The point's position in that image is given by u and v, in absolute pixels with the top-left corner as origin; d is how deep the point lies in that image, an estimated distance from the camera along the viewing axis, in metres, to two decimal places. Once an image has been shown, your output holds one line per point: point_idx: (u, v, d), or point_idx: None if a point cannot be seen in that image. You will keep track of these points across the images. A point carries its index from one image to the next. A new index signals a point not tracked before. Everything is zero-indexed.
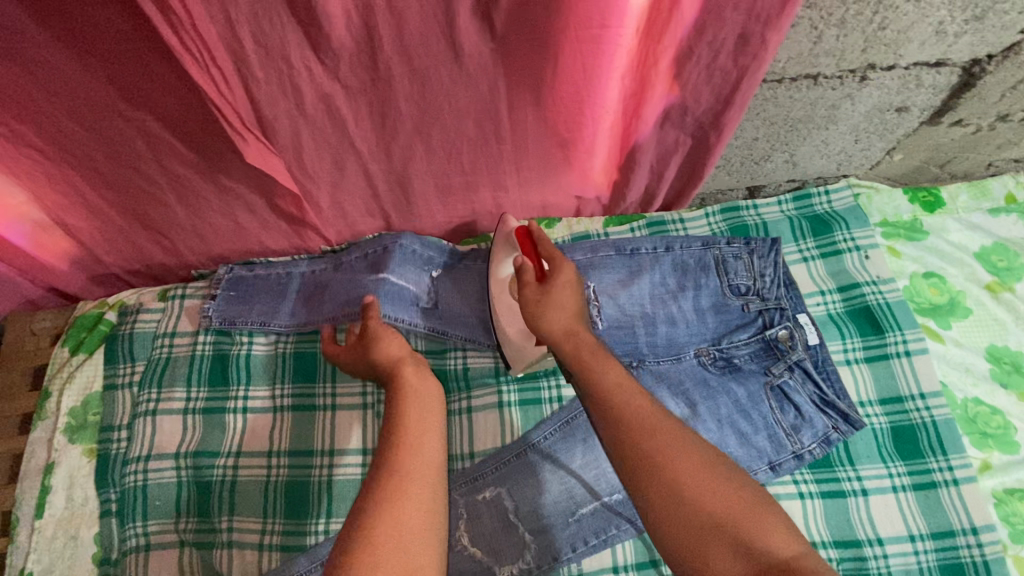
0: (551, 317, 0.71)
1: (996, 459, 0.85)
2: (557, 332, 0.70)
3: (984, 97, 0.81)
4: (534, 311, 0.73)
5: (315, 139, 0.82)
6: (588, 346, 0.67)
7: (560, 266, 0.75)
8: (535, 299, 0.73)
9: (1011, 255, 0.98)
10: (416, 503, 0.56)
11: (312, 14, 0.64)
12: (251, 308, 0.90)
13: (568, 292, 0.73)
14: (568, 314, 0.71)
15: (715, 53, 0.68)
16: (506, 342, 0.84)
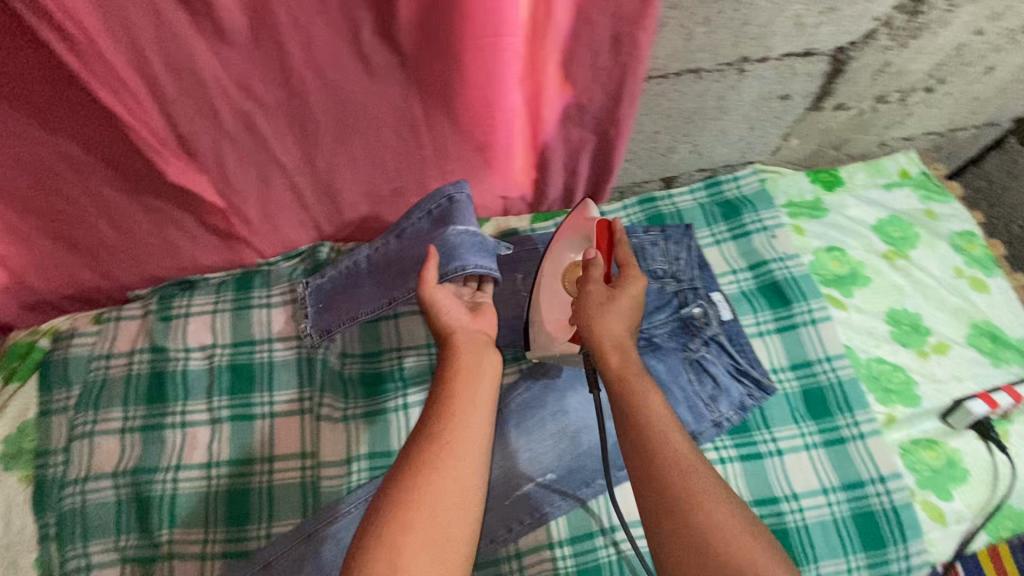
0: (609, 320, 0.72)
1: (901, 412, 0.91)
2: (607, 340, 0.70)
3: (856, 81, 0.89)
4: (595, 310, 0.73)
5: (238, 155, 0.84)
6: (633, 366, 0.68)
7: (631, 275, 0.76)
8: (598, 298, 0.74)
9: (904, 225, 1.06)
10: (448, 479, 0.56)
11: (219, 35, 0.69)
12: (341, 307, 0.91)
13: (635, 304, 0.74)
14: (624, 324, 0.72)
15: (595, 53, 0.74)
16: (539, 326, 0.84)
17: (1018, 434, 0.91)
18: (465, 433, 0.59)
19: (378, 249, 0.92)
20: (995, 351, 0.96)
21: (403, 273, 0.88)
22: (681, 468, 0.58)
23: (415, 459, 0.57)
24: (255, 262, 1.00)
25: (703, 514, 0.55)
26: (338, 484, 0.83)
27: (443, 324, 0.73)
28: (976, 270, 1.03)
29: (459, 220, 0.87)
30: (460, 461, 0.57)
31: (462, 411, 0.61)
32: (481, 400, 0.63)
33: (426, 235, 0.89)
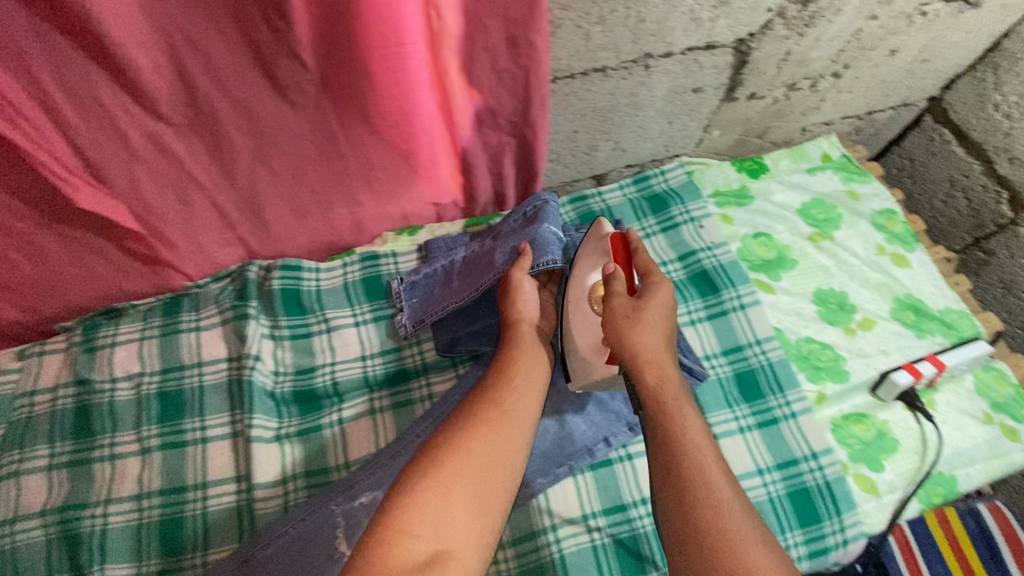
0: (644, 337, 0.73)
1: (831, 389, 0.93)
2: (643, 354, 0.72)
3: (763, 70, 0.92)
4: (627, 326, 0.74)
5: (153, 178, 0.82)
6: (671, 388, 0.70)
7: (657, 286, 0.78)
8: (625, 314, 0.75)
9: (828, 207, 1.09)
10: (496, 444, 0.66)
11: (113, 61, 0.67)
12: (434, 300, 0.94)
13: (659, 316, 0.75)
14: (655, 338, 0.73)
15: (495, 56, 0.75)
16: (574, 354, 0.82)
17: (944, 401, 0.94)
18: (508, 415, 0.70)
19: (475, 247, 0.96)
20: (918, 323, 0.99)
21: (490, 265, 0.91)
22: (713, 504, 0.59)
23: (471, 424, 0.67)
24: (184, 285, 0.98)
25: (728, 535, 0.56)
26: (274, 504, 0.81)
27: (512, 312, 0.83)
28: (897, 246, 1.06)
29: (547, 220, 0.90)
30: (504, 434, 0.67)
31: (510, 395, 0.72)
32: (519, 391, 0.73)
33: (516, 233, 0.92)
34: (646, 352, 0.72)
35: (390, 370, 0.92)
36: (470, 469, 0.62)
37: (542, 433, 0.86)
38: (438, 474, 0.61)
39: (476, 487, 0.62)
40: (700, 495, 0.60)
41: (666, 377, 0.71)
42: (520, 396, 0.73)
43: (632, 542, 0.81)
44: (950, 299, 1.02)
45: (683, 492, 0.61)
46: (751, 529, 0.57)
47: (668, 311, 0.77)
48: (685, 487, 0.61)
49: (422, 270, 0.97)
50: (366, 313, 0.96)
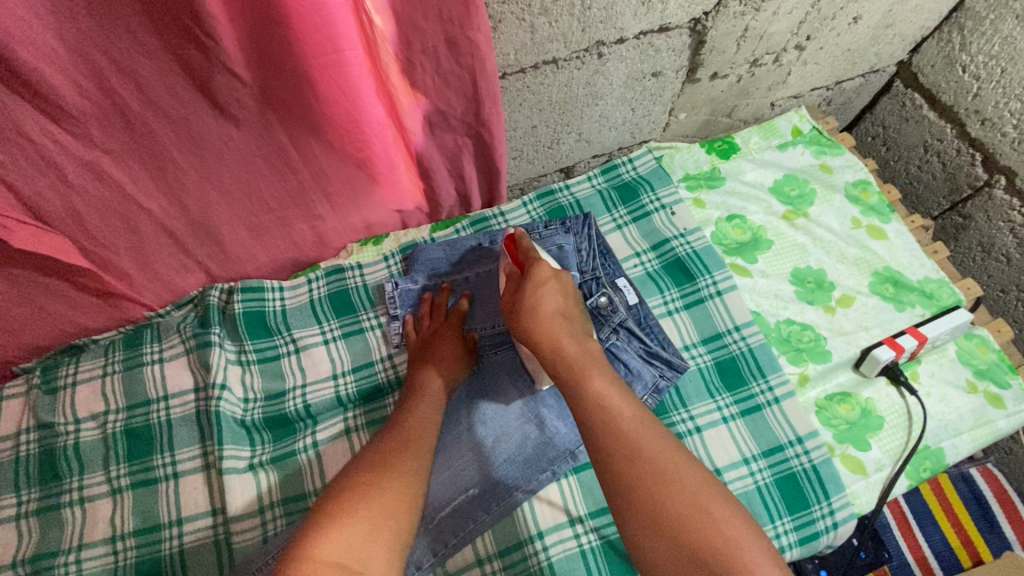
0: (530, 315, 0.72)
1: (813, 370, 0.91)
2: (540, 339, 0.70)
3: (723, 49, 0.89)
4: (514, 310, 0.74)
5: (97, 209, 0.76)
6: (581, 355, 0.68)
7: (538, 262, 0.77)
8: (511, 308, 0.75)
9: (801, 182, 1.07)
10: (406, 463, 0.65)
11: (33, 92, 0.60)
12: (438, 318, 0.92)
13: (542, 293, 0.74)
14: (543, 317, 0.71)
15: (435, 58, 0.71)
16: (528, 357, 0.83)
17: (927, 372, 0.93)
18: (416, 441, 0.69)
19: (483, 266, 0.94)
20: (897, 295, 0.98)
21: None
22: (721, 543, 0.53)
23: (382, 449, 0.67)
24: (145, 316, 0.95)
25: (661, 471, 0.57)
26: (252, 536, 0.79)
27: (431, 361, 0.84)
28: (873, 218, 1.04)
29: (558, 239, 0.93)
30: (413, 454, 0.67)
31: (417, 423, 0.73)
32: (421, 419, 0.74)
33: None
34: (538, 329, 0.71)
35: (363, 387, 0.89)
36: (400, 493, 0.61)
37: (521, 439, 0.84)
38: (370, 496, 0.59)
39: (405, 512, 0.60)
40: (695, 527, 0.54)
41: (563, 345, 0.69)
42: (433, 433, 0.73)
43: (620, 544, 0.80)
44: (929, 269, 1.00)
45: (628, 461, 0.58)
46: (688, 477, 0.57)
47: (553, 285, 0.75)
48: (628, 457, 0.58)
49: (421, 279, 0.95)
50: (334, 330, 0.94)
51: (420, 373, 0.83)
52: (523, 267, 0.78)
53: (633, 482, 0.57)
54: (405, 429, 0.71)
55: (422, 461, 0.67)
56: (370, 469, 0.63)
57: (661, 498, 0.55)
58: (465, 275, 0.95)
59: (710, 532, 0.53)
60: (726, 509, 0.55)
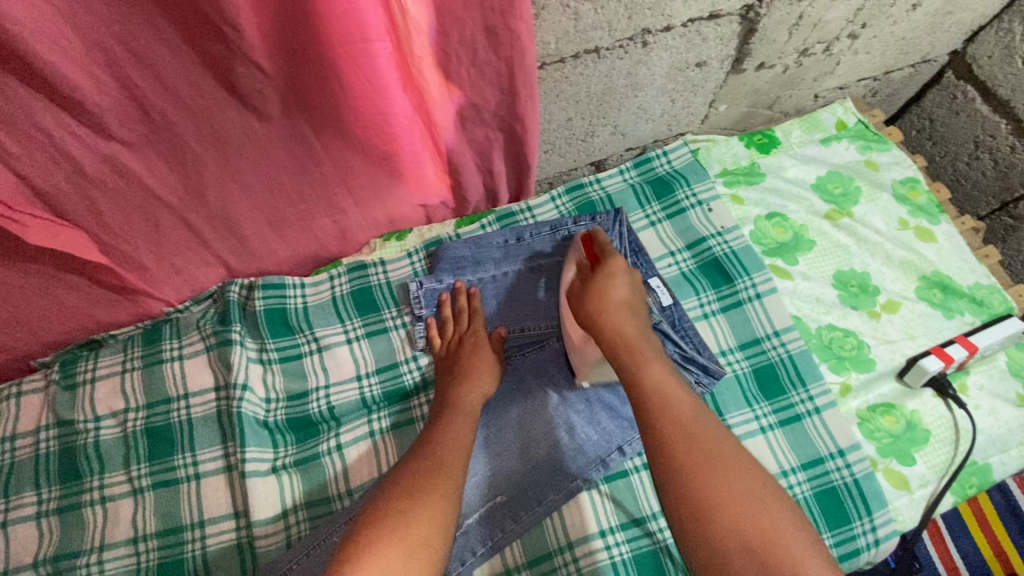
0: (595, 301, 0.73)
1: (855, 379, 0.88)
2: (605, 324, 0.71)
3: (773, 37, 0.84)
4: (580, 297, 0.75)
5: (115, 203, 0.73)
6: (643, 346, 0.68)
7: (613, 257, 0.78)
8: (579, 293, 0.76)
9: (845, 180, 1.01)
10: (439, 485, 0.63)
11: (48, 83, 0.56)
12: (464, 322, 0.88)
13: (611, 284, 0.75)
14: (613, 305, 0.72)
15: (472, 49, 0.67)
16: (571, 347, 0.81)
17: (976, 385, 0.89)
18: (451, 461, 0.67)
19: (510, 264, 0.91)
20: (946, 302, 0.93)
21: (538, 287, 0.89)
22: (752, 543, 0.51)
23: (415, 470, 0.65)
24: (164, 311, 0.92)
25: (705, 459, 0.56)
26: (276, 541, 0.77)
27: (459, 373, 0.81)
28: (921, 219, 0.99)
29: None
30: (446, 475, 0.65)
31: (451, 439, 0.70)
32: (455, 434, 0.71)
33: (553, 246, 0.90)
34: (602, 314, 0.72)
35: (388, 389, 0.87)
36: (433, 516, 0.60)
37: (551, 446, 0.80)
38: (404, 521, 0.58)
39: (438, 538, 0.59)
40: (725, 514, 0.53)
41: (625, 331, 0.69)
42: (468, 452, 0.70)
43: (652, 558, 0.77)
44: (979, 274, 0.96)
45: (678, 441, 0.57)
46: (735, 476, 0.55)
47: (626, 280, 0.76)
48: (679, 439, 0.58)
49: (446, 276, 0.91)
50: (358, 329, 0.91)
51: (450, 390, 0.79)
52: (597, 259, 0.79)
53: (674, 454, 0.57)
54: (438, 446, 0.69)
55: (458, 482, 0.65)
56: (404, 491, 0.62)
57: (700, 482, 0.55)
58: (491, 274, 0.91)
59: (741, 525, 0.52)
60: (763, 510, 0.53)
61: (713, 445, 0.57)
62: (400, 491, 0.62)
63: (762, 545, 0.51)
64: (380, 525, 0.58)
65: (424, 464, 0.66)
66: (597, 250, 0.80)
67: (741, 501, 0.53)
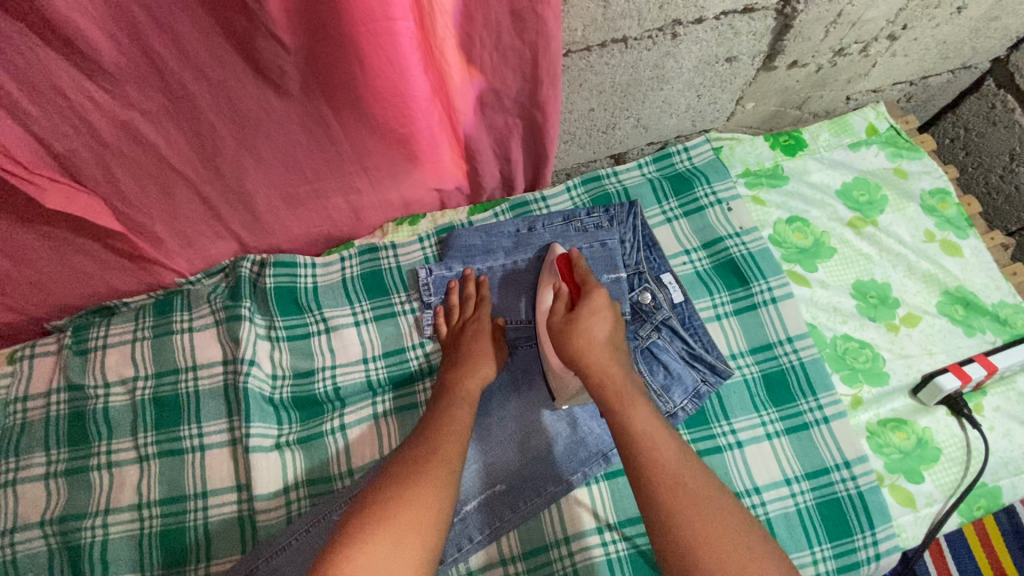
0: (578, 341, 0.72)
1: (867, 393, 0.86)
2: (589, 364, 0.69)
3: (809, 35, 0.81)
4: (560, 334, 0.74)
5: (132, 171, 0.73)
6: (621, 389, 0.67)
7: (594, 291, 0.76)
8: (561, 329, 0.74)
9: (872, 187, 0.98)
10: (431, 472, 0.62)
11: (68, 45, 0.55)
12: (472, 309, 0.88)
13: (595, 321, 0.74)
14: (599, 345, 0.71)
15: (497, 33, 0.65)
16: (549, 372, 0.79)
17: (992, 406, 0.86)
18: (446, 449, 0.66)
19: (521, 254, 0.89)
20: (967, 319, 0.91)
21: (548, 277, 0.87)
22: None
23: (409, 456, 0.65)
24: (176, 283, 0.93)
25: (690, 508, 0.57)
26: (277, 515, 0.78)
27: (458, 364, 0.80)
28: (949, 232, 0.96)
29: (607, 236, 0.87)
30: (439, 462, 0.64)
31: (448, 427, 0.70)
32: (452, 422, 0.71)
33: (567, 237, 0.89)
34: (588, 356, 0.70)
35: (393, 374, 0.87)
36: (424, 501, 0.59)
37: (552, 437, 0.80)
38: (395, 506, 0.58)
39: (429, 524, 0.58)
40: (710, 557, 0.54)
41: (608, 376, 0.68)
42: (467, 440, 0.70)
43: (648, 557, 0.77)
44: (1005, 292, 0.93)
45: (659, 494, 0.58)
46: (718, 519, 0.56)
47: (610, 315, 0.75)
48: (660, 490, 0.58)
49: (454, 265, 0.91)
50: (366, 312, 0.91)
51: (452, 377, 0.79)
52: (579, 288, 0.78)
53: (659, 502, 0.58)
54: (438, 432, 0.68)
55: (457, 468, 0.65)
56: (397, 476, 0.62)
57: (686, 526, 0.56)
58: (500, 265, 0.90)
59: (727, 569, 0.53)
60: (746, 551, 0.55)
61: (704, 499, 0.58)
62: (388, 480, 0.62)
63: None
64: (365, 514, 0.57)
65: (415, 450, 0.66)
66: (576, 278, 0.79)
67: (735, 560, 0.54)
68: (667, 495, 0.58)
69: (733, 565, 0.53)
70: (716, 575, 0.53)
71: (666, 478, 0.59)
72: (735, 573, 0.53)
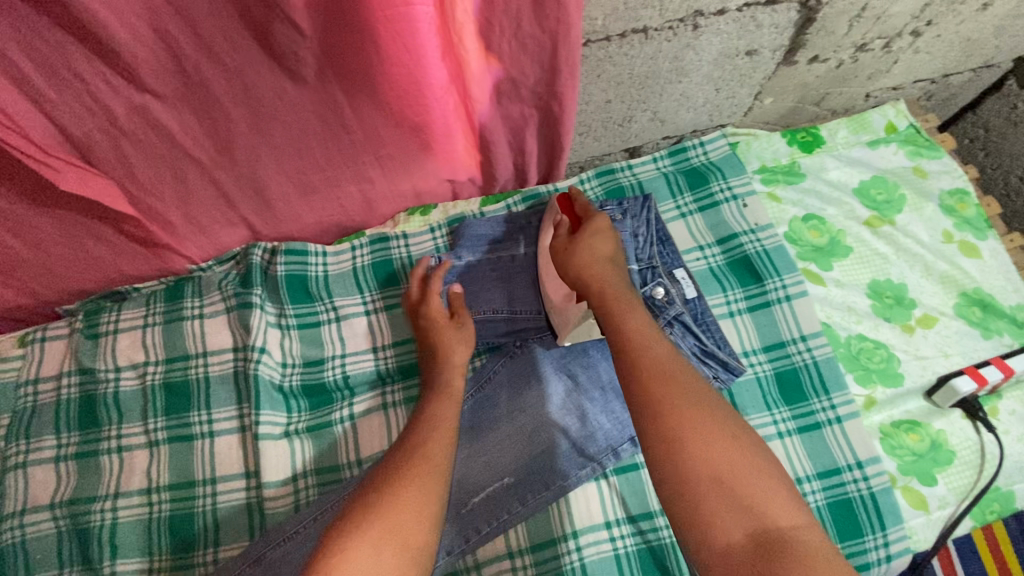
0: (578, 258, 0.73)
1: (881, 394, 0.85)
2: (587, 276, 0.70)
3: (831, 29, 0.80)
4: (562, 254, 0.75)
5: (146, 156, 0.72)
6: (618, 296, 0.67)
7: (596, 215, 0.77)
8: (563, 250, 0.75)
9: (890, 187, 0.97)
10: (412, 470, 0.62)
11: (85, 27, 0.55)
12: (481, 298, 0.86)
13: (597, 240, 0.75)
14: (599, 261, 0.72)
15: (517, 21, 0.64)
16: (551, 309, 0.80)
17: (1008, 409, 0.85)
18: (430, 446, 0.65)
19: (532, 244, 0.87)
20: (984, 321, 0.90)
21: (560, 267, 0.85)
22: (721, 474, 0.51)
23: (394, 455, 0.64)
24: (187, 269, 0.93)
25: (677, 395, 0.55)
26: (285, 503, 0.78)
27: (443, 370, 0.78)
28: (967, 233, 0.95)
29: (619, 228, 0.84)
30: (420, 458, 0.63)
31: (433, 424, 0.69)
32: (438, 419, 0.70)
33: None
34: (586, 269, 0.71)
35: (403, 364, 0.87)
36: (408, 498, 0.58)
37: (560, 432, 0.79)
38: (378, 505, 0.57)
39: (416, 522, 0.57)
40: (695, 442, 0.52)
41: (605, 284, 0.69)
42: None
43: (656, 554, 0.77)
44: None
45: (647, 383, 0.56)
46: (708, 411, 0.54)
47: (611, 238, 0.75)
48: (650, 380, 0.57)
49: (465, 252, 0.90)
50: (377, 301, 0.90)
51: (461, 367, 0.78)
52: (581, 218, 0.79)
53: (645, 389, 0.56)
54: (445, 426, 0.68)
55: None
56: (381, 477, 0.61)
57: (673, 411, 0.54)
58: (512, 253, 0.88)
59: (712, 456, 0.51)
60: (732, 440, 0.53)
61: (691, 388, 0.56)
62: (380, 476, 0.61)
63: (732, 477, 0.51)
64: (349, 519, 0.57)
65: (408, 449, 0.65)
66: (579, 208, 0.80)
67: (719, 446, 0.52)
68: (655, 383, 0.56)
69: (717, 452, 0.52)
70: (701, 463, 0.51)
71: (656, 368, 0.57)
72: (719, 459, 0.51)
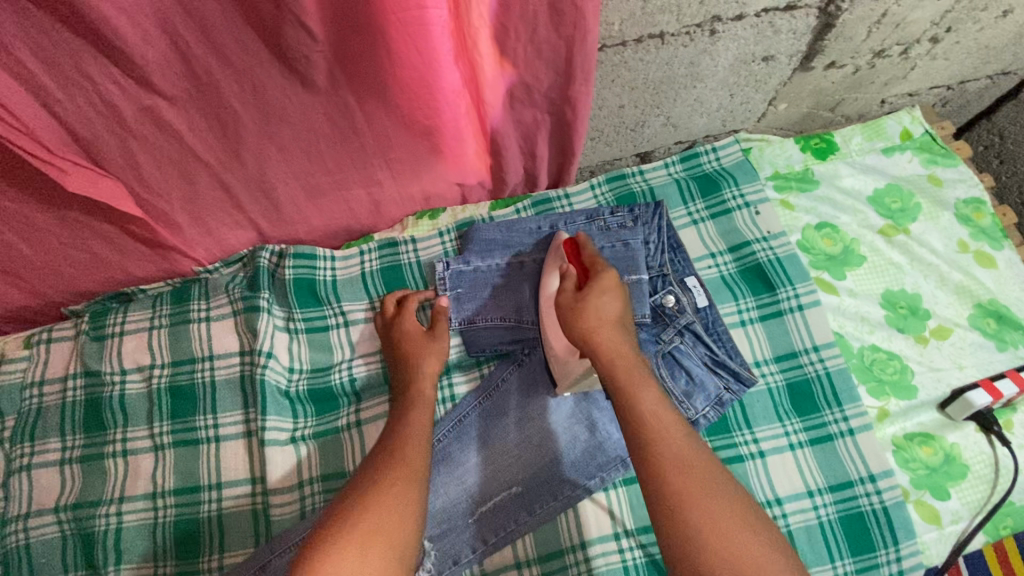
0: (586, 321, 0.69)
1: (895, 406, 0.84)
2: (596, 344, 0.67)
3: (850, 35, 0.79)
4: (567, 312, 0.71)
5: (155, 157, 0.71)
6: (629, 368, 0.64)
7: (603, 271, 0.73)
8: (568, 307, 0.72)
9: (905, 195, 0.96)
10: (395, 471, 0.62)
11: (95, 30, 0.54)
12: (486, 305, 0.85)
13: (604, 299, 0.71)
14: (608, 324, 0.69)
15: (532, 26, 0.63)
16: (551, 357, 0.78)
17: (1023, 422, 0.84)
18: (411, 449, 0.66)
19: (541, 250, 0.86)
20: (999, 332, 0.88)
21: None
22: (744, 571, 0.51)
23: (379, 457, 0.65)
24: (193, 271, 0.92)
25: (694, 494, 0.55)
26: (290, 510, 0.77)
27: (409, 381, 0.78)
28: (983, 243, 0.94)
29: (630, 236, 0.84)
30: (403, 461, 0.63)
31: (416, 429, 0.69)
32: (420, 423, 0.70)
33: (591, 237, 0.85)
34: (595, 335, 0.68)
35: None
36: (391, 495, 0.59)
37: (569, 442, 0.79)
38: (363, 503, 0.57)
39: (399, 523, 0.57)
40: (712, 541, 0.52)
41: (616, 352, 0.66)
42: None
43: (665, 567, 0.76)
44: None
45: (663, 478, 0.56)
46: (724, 507, 0.54)
47: (619, 294, 0.72)
48: (665, 475, 0.56)
49: (473, 258, 0.88)
50: None
51: None
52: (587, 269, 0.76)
53: (662, 485, 0.56)
54: None
55: None
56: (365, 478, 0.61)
57: (690, 511, 0.54)
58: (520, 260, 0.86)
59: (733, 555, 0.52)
60: (751, 536, 0.53)
61: (708, 482, 0.56)
62: (366, 484, 0.60)
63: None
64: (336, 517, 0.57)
65: (396, 455, 0.64)
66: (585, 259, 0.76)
67: (740, 546, 0.52)
68: (671, 478, 0.56)
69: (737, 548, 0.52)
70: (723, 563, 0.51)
71: (670, 463, 0.57)
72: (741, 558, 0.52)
